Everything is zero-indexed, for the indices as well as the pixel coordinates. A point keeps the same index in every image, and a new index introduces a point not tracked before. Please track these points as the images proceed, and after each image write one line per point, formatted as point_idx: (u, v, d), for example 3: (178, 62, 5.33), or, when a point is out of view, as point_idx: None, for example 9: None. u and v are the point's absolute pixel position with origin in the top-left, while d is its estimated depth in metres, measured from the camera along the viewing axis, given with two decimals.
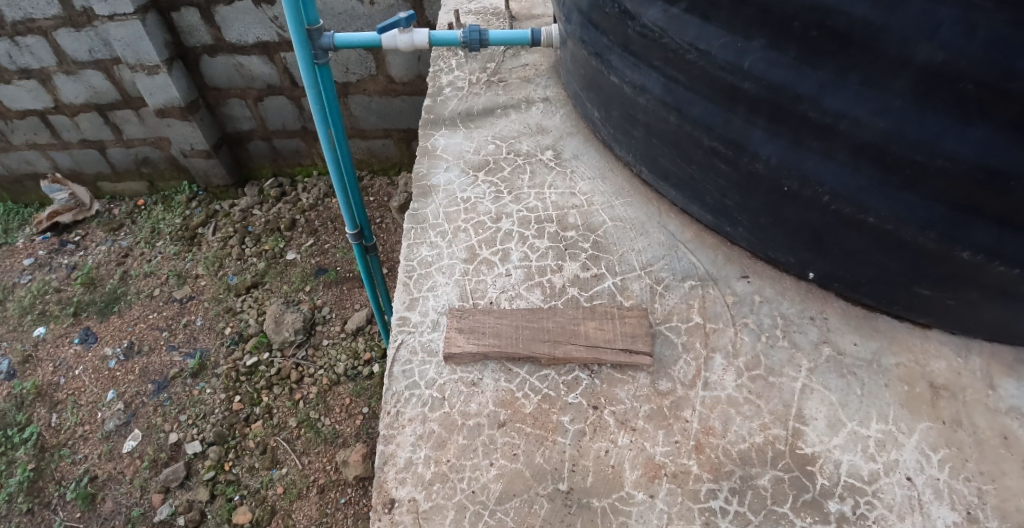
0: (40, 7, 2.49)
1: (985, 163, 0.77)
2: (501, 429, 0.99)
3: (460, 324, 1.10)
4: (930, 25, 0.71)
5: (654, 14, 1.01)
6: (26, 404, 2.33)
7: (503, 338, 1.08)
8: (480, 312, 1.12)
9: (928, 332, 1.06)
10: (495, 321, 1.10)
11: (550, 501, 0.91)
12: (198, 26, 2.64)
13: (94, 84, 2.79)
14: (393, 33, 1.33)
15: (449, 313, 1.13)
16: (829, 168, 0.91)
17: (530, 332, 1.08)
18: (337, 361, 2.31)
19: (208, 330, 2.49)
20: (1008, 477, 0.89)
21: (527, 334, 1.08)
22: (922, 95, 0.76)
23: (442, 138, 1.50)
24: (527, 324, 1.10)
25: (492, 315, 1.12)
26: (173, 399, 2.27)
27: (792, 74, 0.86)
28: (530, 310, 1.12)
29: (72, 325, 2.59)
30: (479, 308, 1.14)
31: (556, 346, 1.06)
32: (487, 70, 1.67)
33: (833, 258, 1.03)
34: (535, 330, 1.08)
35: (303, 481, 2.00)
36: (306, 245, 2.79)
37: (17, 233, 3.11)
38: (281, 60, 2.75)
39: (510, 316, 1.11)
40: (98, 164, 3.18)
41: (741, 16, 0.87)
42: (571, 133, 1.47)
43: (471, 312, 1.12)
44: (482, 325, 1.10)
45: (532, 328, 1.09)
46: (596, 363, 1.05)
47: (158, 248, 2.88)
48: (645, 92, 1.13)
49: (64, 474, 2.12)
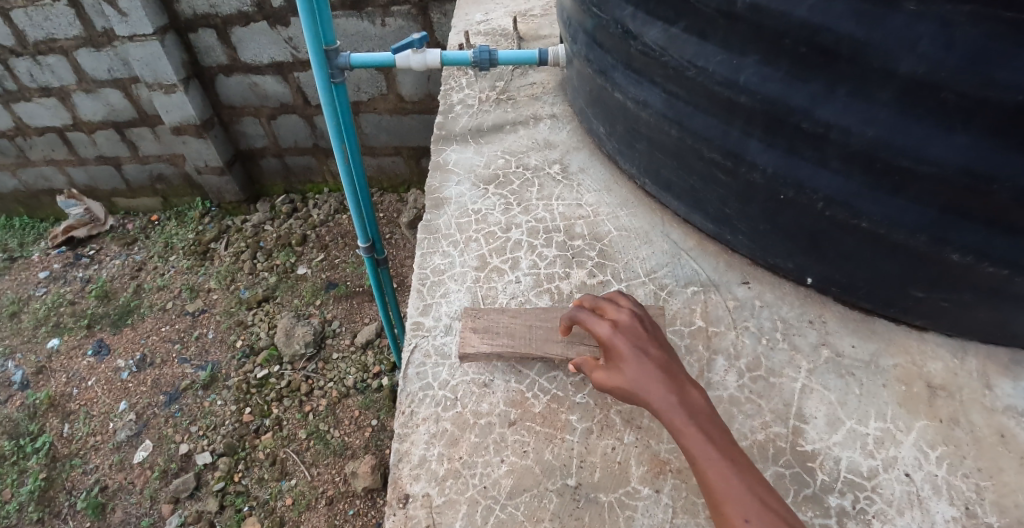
0: (62, 27, 2.60)
1: (971, 168, 0.82)
2: (511, 427, 1.03)
3: (471, 323, 1.15)
4: (909, 39, 0.76)
5: (654, 33, 1.07)
6: (39, 414, 2.38)
7: (521, 338, 1.12)
8: (492, 310, 1.18)
9: (925, 334, 1.09)
10: (509, 321, 1.15)
11: (559, 496, 0.95)
12: (214, 46, 2.73)
13: (112, 102, 2.89)
14: (407, 53, 1.40)
15: (463, 313, 1.18)
16: (822, 176, 0.96)
17: (545, 332, 1.12)
18: (346, 374, 2.35)
19: (219, 342, 2.54)
20: (1006, 473, 0.92)
21: (543, 335, 1.12)
22: (907, 104, 0.81)
23: (453, 152, 1.56)
24: (541, 323, 1.14)
25: (506, 315, 1.16)
26: (184, 411, 2.31)
27: (785, 88, 0.91)
28: (543, 311, 1.17)
29: (86, 337, 2.65)
30: (491, 308, 1.19)
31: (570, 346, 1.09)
32: (496, 88, 1.74)
33: (829, 262, 1.08)
34: (552, 330, 1.13)
35: (313, 492, 2.02)
36: (317, 260, 2.84)
37: (32, 247, 3.20)
38: (295, 80, 2.83)
39: (526, 317, 1.16)
40: (113, 180, 3.27)
41: (737, 35, 0.93)
42: (577, 147, 1.53)
43: (482, 310, 1.18)
44: (495, 325, 1.14)
45: (545, 329, 1.13)
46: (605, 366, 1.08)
47: (171, 263, 2.95)
48: (648, 107, 1.19)
49: (75, 483, 2.16)
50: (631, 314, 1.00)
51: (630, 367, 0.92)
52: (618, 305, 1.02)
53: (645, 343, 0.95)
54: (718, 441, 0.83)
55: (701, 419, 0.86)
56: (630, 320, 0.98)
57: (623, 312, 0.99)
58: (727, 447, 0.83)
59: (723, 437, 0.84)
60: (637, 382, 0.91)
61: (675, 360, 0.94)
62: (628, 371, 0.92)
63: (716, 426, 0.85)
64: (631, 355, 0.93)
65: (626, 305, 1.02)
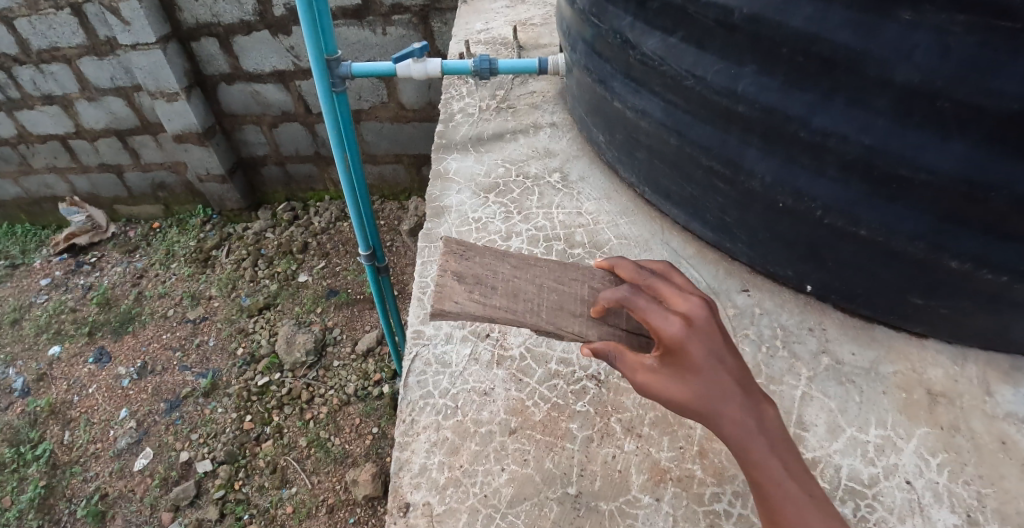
0: (65, 36, 2.61)
1: (967, 176, 0.82)
2: (512, 436, 1.03)
3: (461, 268, 0.89)
4: (905, 49, 0.77)
5: (653, 43, 1.08)
6: (39, 421, 2.38)
7: (522, 301, 0.88)
8: (490, 256, 0.92)
9: (925, 341, 1.10)
10: (511, 274, 0.90)
11: (560, 504, 0.95)
12: (216, 55, 2.75)
13: (115, 110, 2.90)
14: (407, 62, 1.41)
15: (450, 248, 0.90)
16: (820, 184, 0.97)
17: (558, 299, 0.89)
18: (347, 382, 2.35)
19: (220, 350, 2.55)
20: (1007, 480, 0.92)
21: (551, 302, 0.89)
22: (904, 113, 0.82)
23: (454, 161, 1.57)
24: (555, 286, 0.91)
25: (508, 265, 0.91)
26: (185, 418, 2.31)
27: (782, 97, 0.92)
28: (559, 268, 0.93)
29: (87, 344, 2.65)
30: (486, 250, 0.92)
31: (582, 318, 0.88)
32: (496, 97, 1.75)
33: (828, 270, 1.08)
34: (562, 297, 0.90)
35: (313, 500, 2.02)
36: (318, 268, 2.85)
37: (34, 254, 3.21)
38: (296, 89, 2.85)
39: (534, 275, 0.91)
40: (115, 188, 3.29)
41: (734, 45, 0.94)
42: (577, 156, 1.54)
43: (476, 253, 0.91)
44: (493, 277, 0.89)
45: (559, 294, 0.90)
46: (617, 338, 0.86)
47: (172, 270, 2.95)
48: (647, 116, 1.20)
49: (75, 491, 2.16)
50: (702, 304, 0.76)
51: (701, 380, 0.72)
52: (682, 291, 0.78)
53: (724, 347, 0.73)
54: (800, 481, 0.70)
55: (780, 451, 0.72)
56: (703, 314, 0.75)
57: (695, 304, 0.75)
58: (810, 487, 0.70)
59: (806, 476, 0.71)
60: (710, 399, 0.72)
61: (747, 369, 0.76)
62: (698, 385, 0.72)
63: (794, 456, 0.72)
64: (708, 364, 0.72)
65: (688, 291, 0.80)
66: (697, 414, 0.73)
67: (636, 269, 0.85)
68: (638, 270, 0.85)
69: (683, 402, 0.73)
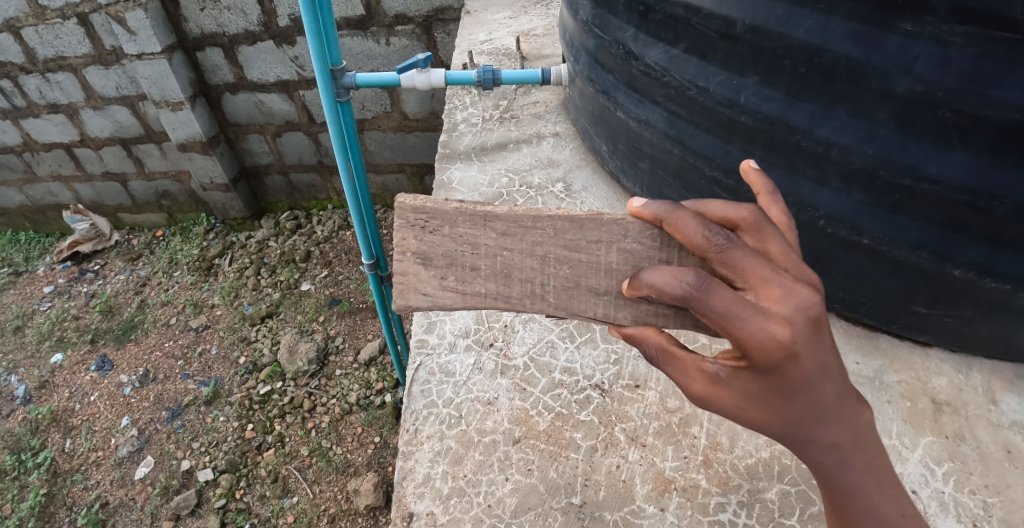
0: (71, 46, 2.63)
1: (969, 185, 0.83)
2: (516, 445, 1.03)
3: (429, 248, 0.78)
4: (906, 60, 0.77)
5: (656, 54, 1.09)
6: (41, 429, 2.38)
7: (517, 283, 0.77)
8: (468, 225, 0.77)
9: (929, 350, 1.10)
10: (500, 248, 0.77)
11: (564, 514, 0.95)
12: (221, 65, 2.77)
13: (119, 119, 2.92)
14: (411, 72, 1.42)
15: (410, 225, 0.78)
16: (824, 194, 0.97)
17: (567, 274, 0.77)
18: (349, 391, 2.34)
19: (222, 359, 2.55)
20: (1013, 489, 0.92)
21: (559, 279, 0.77)
22: (906, 124, 0.82)
23: (457, 171, 1.57)
24: (563, 256, 0.77)
25: (495, 234, 0.77)
26: (187, 426, 2.31)
27: (785, 107, 0.93)
28: (573, 227, 0.76)
29: (89, 352, 2.65)
30: (462, 214, 0.77)
31: (604, 297, 0.77)
32: (500, 107, 1.77)
33: (832, 279, 1.08)
34: (575, 270, 0.77)
35: (314, 510, 2.01)
36: (321, 276, 2.86)
37: (38, 261, 3.23)
38: (300, 98, 2.87)
39: (534, 242, 0.77)
40: (120, 196, 3.30)
41: (736, 56, 0.94)
42: (580, 165, 1.55)
43: (449, 222, 0.78)
44: (474, 254, 0.77)
45: (570, 265, 0.77)
46: (655, 314, 0.78)
47: (176, 278, 2.96)
48: (651, 127, 1.21)
49: (76, 500, 2.15)
50: (813, 302, 0.56)
51: (792, 403, 0.61)
52: (786, 280, 0.56)
53: (830, 363, 0.59)
54: (878, 482, 0.67)
55: (865, 459, 0.66)
56: (813, 320, 0.56)
57: (805, 305, 0.55)
58: (886, 482, 0.67)
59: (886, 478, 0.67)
60: (795, 419, 0.62)
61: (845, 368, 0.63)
62: (785, 408, 0.61)
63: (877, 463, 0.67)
64: (803, 379, 0.59)
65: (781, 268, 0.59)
66: (775, 428, 0.64)
67: (702, 228, 0.61)
68: (706, 229, 0.61)
69: (761, 420, 0.63)
